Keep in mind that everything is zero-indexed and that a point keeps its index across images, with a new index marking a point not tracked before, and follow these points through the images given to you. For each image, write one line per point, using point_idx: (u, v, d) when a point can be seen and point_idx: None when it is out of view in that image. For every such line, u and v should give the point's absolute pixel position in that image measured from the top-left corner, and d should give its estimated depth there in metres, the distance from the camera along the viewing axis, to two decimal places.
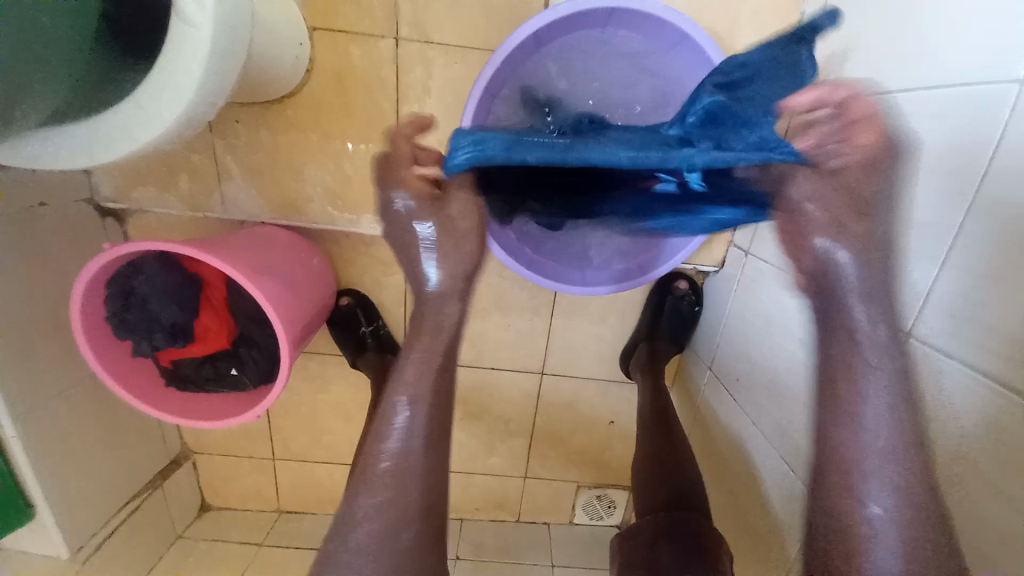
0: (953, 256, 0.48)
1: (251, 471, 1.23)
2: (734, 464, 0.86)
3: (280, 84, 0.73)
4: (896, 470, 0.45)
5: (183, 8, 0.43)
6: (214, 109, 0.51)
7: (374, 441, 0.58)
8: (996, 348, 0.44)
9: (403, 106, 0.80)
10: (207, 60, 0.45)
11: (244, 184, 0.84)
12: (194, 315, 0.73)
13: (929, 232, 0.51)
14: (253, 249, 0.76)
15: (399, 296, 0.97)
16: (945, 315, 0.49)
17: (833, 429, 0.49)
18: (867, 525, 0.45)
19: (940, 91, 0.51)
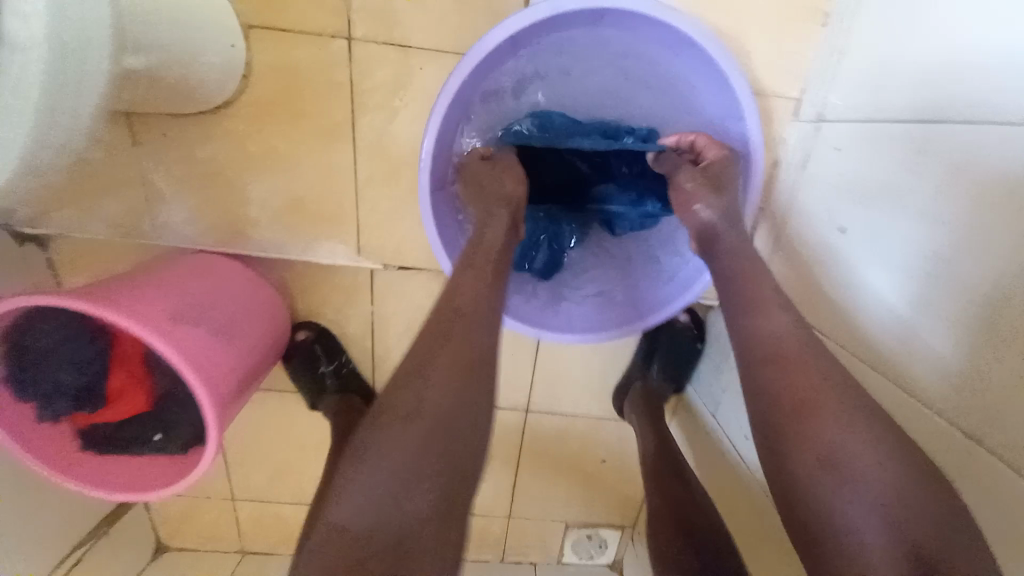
0: (985, 316, 0.43)
1: (210, 512, 1.12)
2: (754, 523, 0.74)
3: (211, 89, 0.61)
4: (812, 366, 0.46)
5: (3, 25, 0.33)
6: (75, 144, 0.41)
7: (432, 334, 0.51)
8: (947, 352, 0.47)
9: (361, 116, 0.68)
10: (43, 86, 0.35)
11: (182, 205, 0.72)
12: (103, 375, 0.64)
13: (963, 282, 0.46)
14: (191, 288, 0.65)
15: (366, 328, 0.85)
16: (972, 377, 0.44)
17: (748, 335, 0.50)
18: (825, 444, 0.42)
19: (977, 128, 0.45)
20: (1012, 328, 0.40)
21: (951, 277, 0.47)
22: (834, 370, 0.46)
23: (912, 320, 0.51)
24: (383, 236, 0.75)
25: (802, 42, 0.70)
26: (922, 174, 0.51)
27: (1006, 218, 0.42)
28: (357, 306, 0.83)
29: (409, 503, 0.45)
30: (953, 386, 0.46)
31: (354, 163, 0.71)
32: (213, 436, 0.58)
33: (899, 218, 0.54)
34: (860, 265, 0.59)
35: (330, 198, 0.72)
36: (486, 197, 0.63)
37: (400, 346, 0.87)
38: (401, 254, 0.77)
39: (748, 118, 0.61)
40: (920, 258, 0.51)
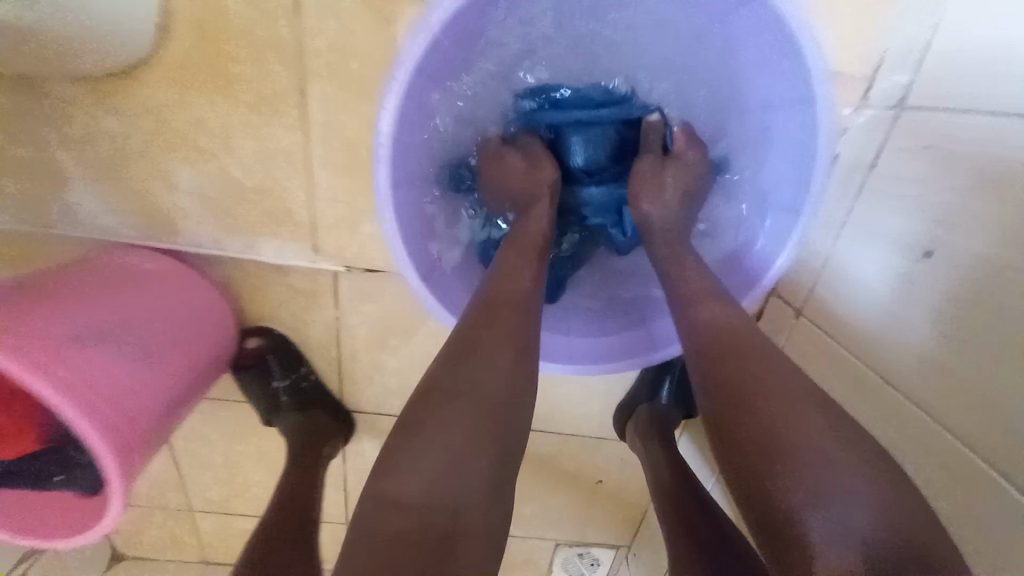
0: (987, 331, 0.42)
1: (166, 523, 1.01)
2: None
3: (111, 44, 0.47)
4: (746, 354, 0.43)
5: None
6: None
7: (476, 311, 0.46)
8: (929, 347, 0.48)
9: (312, 83, 0.54)
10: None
11: (97, 189, 0.59)
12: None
13: (962, 291, 0.45)
14: (98, 300, 0.53)
15: (329, 337, 0.73)
16: (965, 390, 0.44)
17: (699, 321, 0.47)
18: (794, 430, 0.38)
19: (994, 130, 0.44)
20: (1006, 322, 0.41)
21: (949, 286, 0.46)
22: (785, 360, 0.43)
23: (894, 317, 0.52)
24: (345, 234, 0.62)
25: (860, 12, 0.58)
26: (926, 176, 0.50)
27: (1013, 209, 0.41)
28: (317, 312, 0.70)
29: (463, 488, 0.37)
30: (934, 381, 0.47)
31: (304, 144, 0.57)
32: (117, 487, 0.48)
33: (896, 220, 0.53)
34: (852, 268, 0.58)
35: (277, 185, 0.59)
36: (531, 196, 0.56)
37: (370, 358, 0.75)
38: (367, 256, 0.64)
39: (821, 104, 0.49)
40: (916, 263, 0.50)
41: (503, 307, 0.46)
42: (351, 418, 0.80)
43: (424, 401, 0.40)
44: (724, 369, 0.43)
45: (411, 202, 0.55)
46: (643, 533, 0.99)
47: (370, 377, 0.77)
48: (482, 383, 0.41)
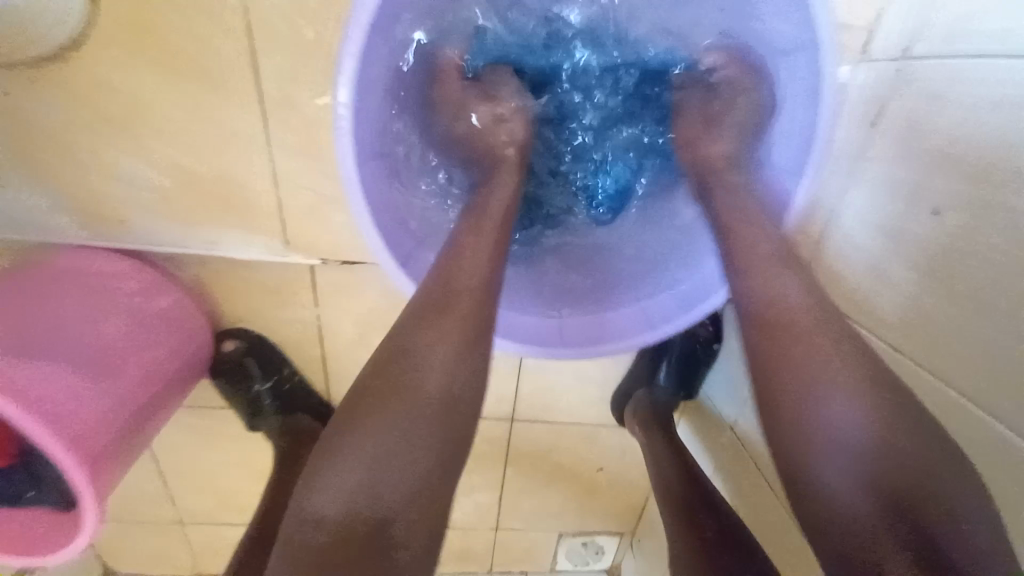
0: (996, 289, 0.40)
1: (155, 538, 0.97)
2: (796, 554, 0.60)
3: (34, 19, 0.41)
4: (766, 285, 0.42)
5: None
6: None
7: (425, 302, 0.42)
8: (928, 301, 0.46)
9: (268, 62, 0.49)
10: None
11: (33, 189, 0.53)
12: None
13: (968, 245, 0.42)
14: (54, 307, 0.50)
15: (307, 336, 0.69)
16: (971, 351, 0.42)
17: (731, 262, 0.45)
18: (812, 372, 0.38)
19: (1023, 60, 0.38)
20: (994, 262, 0.40)
21: (954, 238, 0.44)
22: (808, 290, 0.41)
23: (872, 283, 0.51)
24: (313, 225, 0.58)
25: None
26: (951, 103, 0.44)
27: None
28: (294, 312, 0.67)
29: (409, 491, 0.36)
30: (917, 338, 0.47)
31: (265, 130, 0.52)
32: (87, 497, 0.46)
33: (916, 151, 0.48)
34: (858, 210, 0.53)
35: (239, 175, 0.55)
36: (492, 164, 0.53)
37: (353, 357, 0.71)
38: (339, 248, 0.60)
39: (815, 50, 0.46)
40: (923, 210, 0.47)
41: (454, 303, 0.41)
42: None
43: (360, 399, 0.38)
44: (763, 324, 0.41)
45: (384, 177, 0.52)
46: (645, 519, 0.97)
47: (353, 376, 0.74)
48: (416, 381, 0.38)
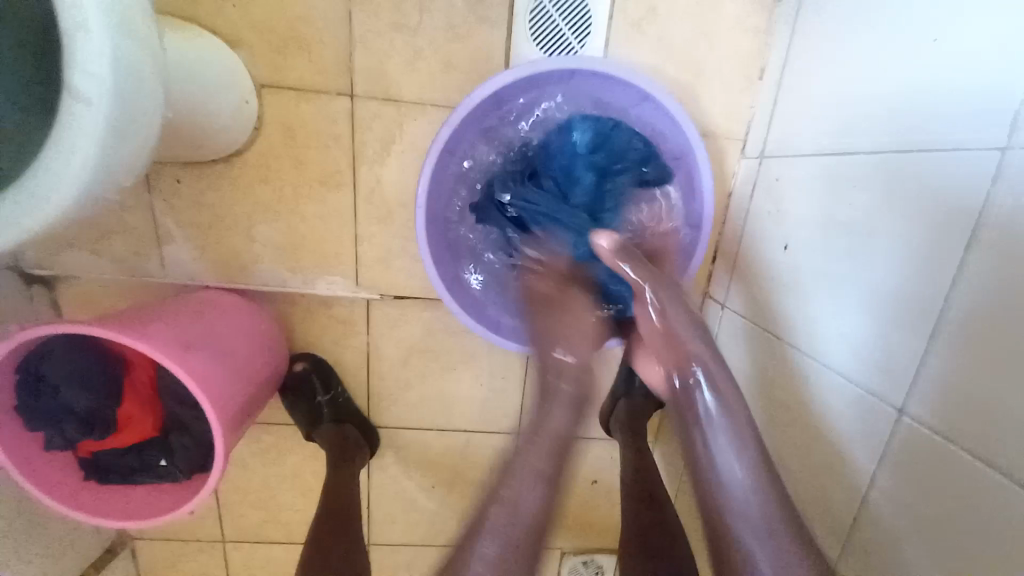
0: (942, 333, 0.46)
1: (198, 559, 1.05)
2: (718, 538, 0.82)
3: (229, 135, 0.68)
4: (741, 472, 0.52)
5: (74, 82, 0.41)
6: (121, 181, 0.48)
7: (481, 540, 0.54)
8: (891, 355, 0.51)
9: (360, 161, 0.76)
10: (100, 129, 0.42)
11: (187, 242, 0.78)
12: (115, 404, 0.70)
13: (918, 300, 0.48)
14: (197, 322, 0.70)
15: (361, 358, 0.89)
16: (933, 394, 0.46)
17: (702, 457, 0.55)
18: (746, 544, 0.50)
19: (927, 154, 0.49)
20: (936, 298, 0.47)
21: (903, 296, 0.50)
22: (757, 465, 0.53)
23: (865, 344, 0.54)
24: (379, 269, 0.82)
25: (750, 97, 0.79)
26: (882, 176, 0.54)
27: (950, 226, 0.46)
28: (354, 337, 0.87)
29: None
30: (914, 391, 0.48)
31: (352, 202, 0.78)
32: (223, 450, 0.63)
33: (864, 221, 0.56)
34: (824, 285, 0.60)
35: (330, 233, 0.79)
36: (547, 393, 0.63)
37: (393, 377, 0.90)
38: (395, 285, 0.83)
39: (699, 155, 0.69)
40: (876, 278, 0.53)
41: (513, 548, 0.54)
42: (376, 433, 0.93)
43: None
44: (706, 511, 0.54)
45: (435, 233, 0.73)
46: None
47: (394, 394, 0.92)
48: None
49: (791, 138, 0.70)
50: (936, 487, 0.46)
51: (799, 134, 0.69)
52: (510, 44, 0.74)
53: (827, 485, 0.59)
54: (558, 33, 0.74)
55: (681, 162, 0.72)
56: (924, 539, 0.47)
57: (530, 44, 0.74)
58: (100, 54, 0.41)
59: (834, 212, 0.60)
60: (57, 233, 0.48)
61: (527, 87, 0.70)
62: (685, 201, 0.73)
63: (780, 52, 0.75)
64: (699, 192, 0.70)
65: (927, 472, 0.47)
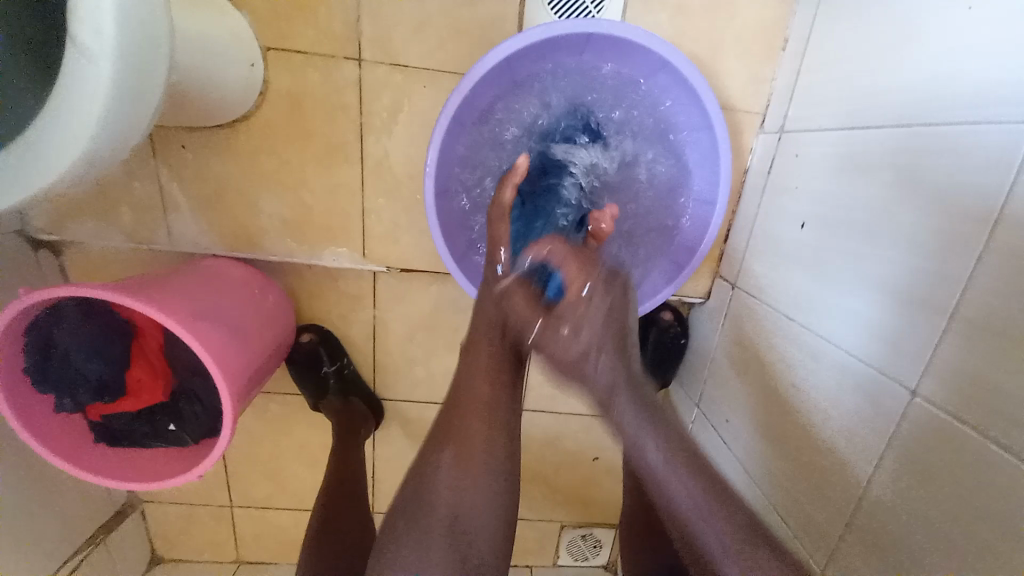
0: (958, 314, 0.45)
1: (206, 523, 1.08)
2: None
3: (235, 101, 0.67)
4: (655, 452, 0.60)
5: (76, 34, 0.40)
6: (128, 143, 0.47)
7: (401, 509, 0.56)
8: (906, 335, 0.50)
9: (367, 130, 0.75)
10: (108, 86, 0.41)
11: (192, 210, 0.77)
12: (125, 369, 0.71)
13: (931, 280, 0.48)
14: (204, 291, 0.70)
15: (368, 332, 0.89)
16: (946, 375, 0.46)
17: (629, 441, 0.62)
18: (699, 525, 0.57)
19: (949, 131, 0.47)
20: (952, 278, 0.46)
21: (917, 276, 0.49)
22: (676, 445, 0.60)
23: (878, 324, 0.53)
24: (386, 243, 0.81)
25: (769, 71, 0.77)
26: (903, 152, 0.52)
27: (965, 208, 0.45)
28: (360, 310, 0.87)
29: None
30: (924, 372, 0.48)
31: (359, 173, 0.77)
32: (231, 418, 0.64)
33: (882, 198, 0.54)
34: (837, 263, 0.59)
35: (336, 203, 0.78)
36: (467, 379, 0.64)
37: (399, 351, 0.90)
38: (402, 260, 0.83)
39: (716, 128, 0.67)
40: (890, 257, 0.52)
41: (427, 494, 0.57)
42: (380, 407, 0.93)
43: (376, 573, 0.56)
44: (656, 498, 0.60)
45: (446, 207, 0.72)
46: None
47: (400, 368, 0.92)
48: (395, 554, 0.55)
49: (811, 112, 0.68)
50: (948, 466, 0.45)
51: (820, 107, 0.67)
52: (524, 11, 0.71)
53: (829, 462, 0.58)
54: None
55: (697, 135, 0.70)
56: (924, 516, 0.47)
57: (544, 9, 0.71)
58: (104, 7, 0.40)
59: (855, 188, 0.58)
60: (63, 194, 0.47)
61: (538, 56, 0.68)
62: (700, 175, 0.72)
63: (803, 22, 0.72)
64: (715, 166, 0.68)
65: (940, 449, 0.46)
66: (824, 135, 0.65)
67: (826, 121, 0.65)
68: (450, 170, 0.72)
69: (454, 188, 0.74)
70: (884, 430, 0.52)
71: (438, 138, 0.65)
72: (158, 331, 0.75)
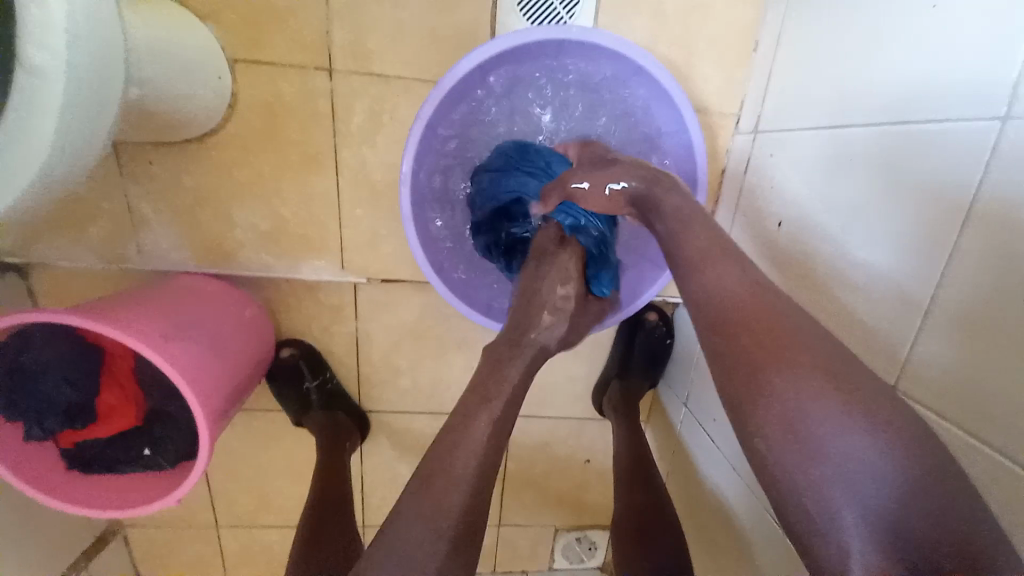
0: (935, 310, 0.46)
1: (192, 545, 1.05)
2: (718, 527, 0.80)
3: (204, 114, 0.65)
4: (729, 299, 0.47)
5: (24, 57, 0.38)
6: (83, 164, 0.45)
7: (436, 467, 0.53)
8: (888, 332, 0.50)
9: (342, 140, 0.74)
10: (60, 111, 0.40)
11: (165, 226, 0.75)
12: (95, 396, 0.69)
13: (908, 275, 0.48)
14: (181, 309, 0.68)
15: (351, 345, 0.87)
16: (927, 370, 0.47)
17: (701, 290, 0.49)
18: (796, 414, 0.40)
19: (915, 131, 0.48)
20: (928, 276, 0.47)
21: (894, 271, 0.50)
22: (759, 299, 0.46)
23: (854, 322, 0.54)
24: (367, 254, 0.80)
25: (743, 69, 0.77)
26: (874, 152, 0.53)
27: (937, 206, 0.46)
28: (342, 323, 0.85)
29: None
30: (905, 368, 0.49)
31: (335, 185, 0.76)
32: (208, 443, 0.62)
33: (856, 196, 0.55)
34: (816, 259, 0.60)
35: (314, 216, 0.77)
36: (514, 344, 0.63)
37: (383, 362, 0.89)
38: (384, 270, 0.82)
39: (691, 130, 0.67)
40: (864, 251, 0.53)
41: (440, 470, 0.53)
42: (367, 419, 0.92)
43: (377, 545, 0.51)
44: (726, 346, 0.46)
45: (423, 217, 0.71)
46: None
47: (386, 380, 0.91)
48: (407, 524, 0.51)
49: (785, 113, 0.69)
50: None
51: (793, 108, 0.67)
52: (497, 19, 0.71)
53: None
54: (546, 2, 0.70)
55: (673, 139, 0.70)
56: None
57: (517, 15, 0.71)
58: (52, 29, 0.38)
59: (829, 189, 0.59)
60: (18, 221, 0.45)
61: (511, 63, 0.68)
62: None
63: (774, 22, 0.72)
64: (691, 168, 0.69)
65: None
66: (799, 136, 0.65)
67: (798, 123, 0.66)
68: (426, 181, 0.71)
69: (430, 199, 0.73)
70: None
71: (414, 146, 0.65)
72: (129, 354, 0.73)
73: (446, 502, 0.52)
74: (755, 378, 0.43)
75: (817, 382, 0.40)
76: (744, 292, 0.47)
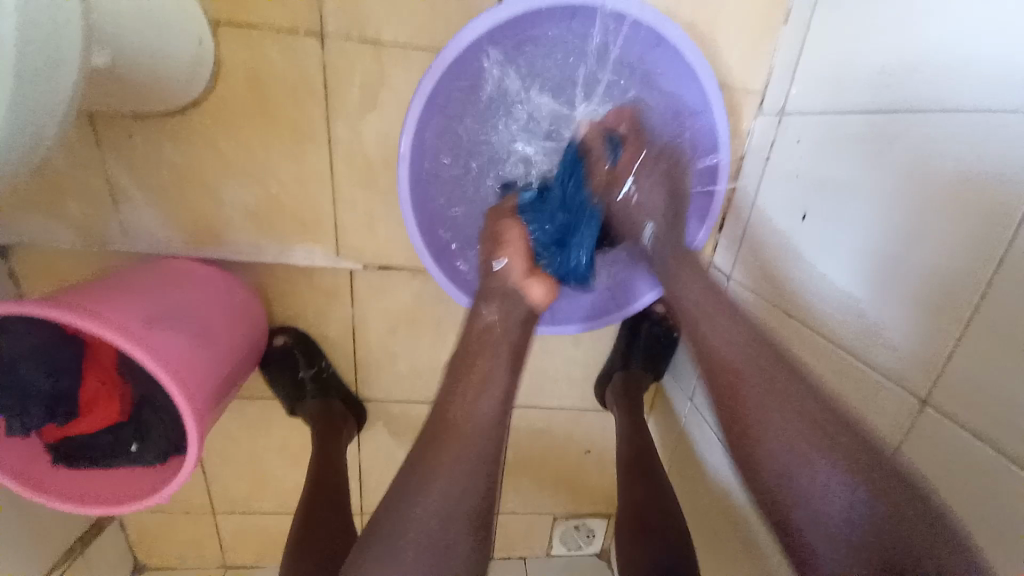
0: (978, 319, 0.42)
1: (187, 528, 1.04)
2: (723, 523, 0.79)
3: (185, 83, 0.60)
4: (726, 347, 0.57)
5: None
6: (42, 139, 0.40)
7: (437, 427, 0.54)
8: (917, 343, 0.47)
9: (337, 114, 0.69)
10: (13, 80, 0.35)
11: (149, 204, 0.71)
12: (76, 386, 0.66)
13: (944, 279, 0.45)
14: (164, 294, 0.64)
15: (347, 331, 0.84)
16: (960, 385, 0.43)
17: (704, 346, 0.58)
18: (800, 475, 0.47)
19: (959, 120, 0.44)
20: (966, 282, 0.43)
21: (926, 275, 0.46)
22: (762, 359, 0.54)
23: (877, 326, 0.51)
24: (364, 237, 0.76)
25: (768, 43, 0.71)
26: (908, 143, 0.49)
27: (979, 208, 0.42)
28: (338, 309, 0.82)
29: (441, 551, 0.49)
30: (940, 380, 0.45)
31: (330, 163, 0.71)
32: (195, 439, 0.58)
33: (887, 191, 0.51)
34: (839, 259, 0.56)
35: (307, 195, 0.72)
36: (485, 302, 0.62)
37: (380, 349, 0.86)
38: (381, 254, 0.78)
39: (715, 109, 0.63)
40: (894, 252, 0.50)
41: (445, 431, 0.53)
42: (363, 407, 0.89)
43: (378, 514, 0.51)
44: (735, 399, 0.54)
45: (424, 197, 0.67)
46: None
47: (384, 367, 0.88)
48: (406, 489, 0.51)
49: (814, 95, 0.64)
50: (964, 479, 0.43)
51: (821, 85, 0.62)
52: None
53: None
54: None
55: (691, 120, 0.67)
56: None
57: None
58: None
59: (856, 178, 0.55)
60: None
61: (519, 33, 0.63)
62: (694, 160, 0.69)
63: None
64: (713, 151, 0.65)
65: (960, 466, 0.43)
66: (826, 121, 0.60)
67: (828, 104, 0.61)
68: (429, 160, 0.67)
69: (433, 180, 0.69)
70: (893, 433, 0.49)
71: (416, 121, 0.61)
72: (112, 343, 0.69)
73: (452, 463, 0.51)
74: (751, 432, 0.52)
75: (820, 448, 0.47)
76: (733, 336, 0.57)
